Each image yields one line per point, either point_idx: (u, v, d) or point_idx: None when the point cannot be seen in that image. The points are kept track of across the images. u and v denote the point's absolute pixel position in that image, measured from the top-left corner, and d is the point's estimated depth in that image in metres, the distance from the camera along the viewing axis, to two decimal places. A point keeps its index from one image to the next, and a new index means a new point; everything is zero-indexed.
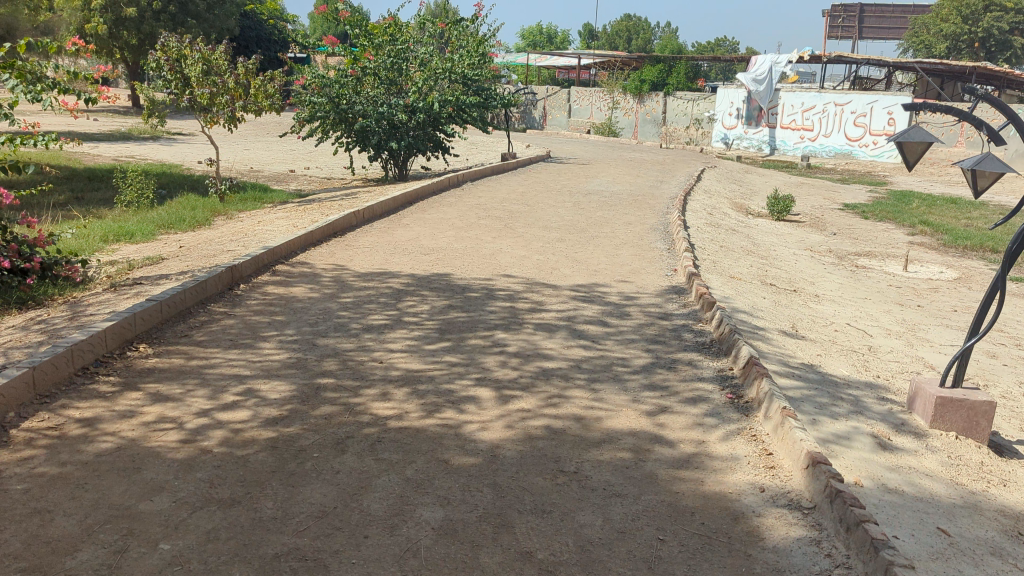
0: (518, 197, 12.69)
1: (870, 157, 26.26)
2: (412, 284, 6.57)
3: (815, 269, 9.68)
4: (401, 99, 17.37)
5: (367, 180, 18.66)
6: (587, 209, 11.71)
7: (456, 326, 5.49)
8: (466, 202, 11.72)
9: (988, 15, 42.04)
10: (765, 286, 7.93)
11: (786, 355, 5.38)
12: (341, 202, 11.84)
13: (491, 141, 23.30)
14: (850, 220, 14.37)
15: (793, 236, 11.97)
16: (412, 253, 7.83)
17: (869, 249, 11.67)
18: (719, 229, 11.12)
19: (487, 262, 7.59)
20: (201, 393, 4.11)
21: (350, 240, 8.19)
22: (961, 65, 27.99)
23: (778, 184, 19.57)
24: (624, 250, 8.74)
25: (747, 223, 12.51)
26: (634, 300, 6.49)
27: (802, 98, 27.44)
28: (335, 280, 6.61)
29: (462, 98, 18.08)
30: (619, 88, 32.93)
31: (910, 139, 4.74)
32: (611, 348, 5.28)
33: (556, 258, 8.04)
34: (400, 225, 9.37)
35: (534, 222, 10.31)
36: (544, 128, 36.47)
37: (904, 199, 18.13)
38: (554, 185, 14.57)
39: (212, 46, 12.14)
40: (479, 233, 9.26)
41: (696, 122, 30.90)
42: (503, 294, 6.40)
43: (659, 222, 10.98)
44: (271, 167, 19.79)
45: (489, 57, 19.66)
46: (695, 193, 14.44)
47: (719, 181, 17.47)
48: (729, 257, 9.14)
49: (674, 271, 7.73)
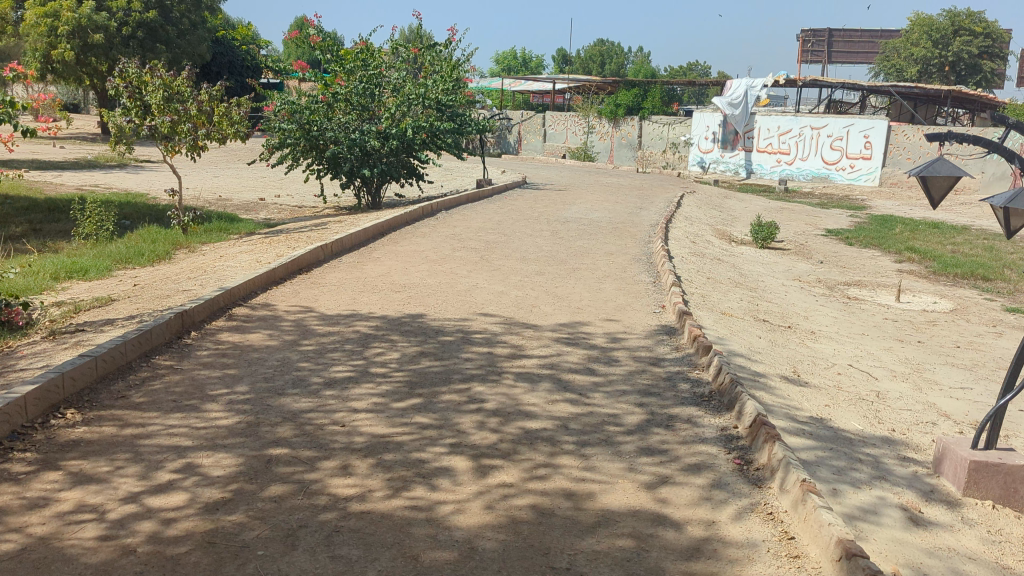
0: (495, 226, 12.19)
1: (848, 181, 26.10)
2: (381, 327, 6.03)
3: (808, 302, 9.25)
4: (373, 125, 16.88)
5: (339, 208, 18.12)
6: (567, 239, 11.24)
7: (429, 377, 4.95)
8: (440, 232, 11.20)
9: (958, 40, 42.42)
10: (758, 322, 7.47)
11: (793, 407, 4.90)
12: (309, 233, 11.27)
13: (466, 167, 22.87)
14: (836, 247, 14.01)
15: (779, 265, 11.57)
16: (382, 290, 7.30)
17: (858, 279, 11.29)
18: (704, 259, 10.69)
19: (463, 300, 7.06)
20: (132, 470, 3.54)
21: (316, 277, 7.64)
22: (936, 88, 27.99)
23: (758, 209, 19.24)
24: (608, 283, 8.26)
25: (732, 252, 12.09)
26: (623, 343, 5.99)
27: (778, 122, 27.31)
28: (297, 324, 6.05)
29: (436, 124, 17.62)
30: (595, 112, 32.65)
31: (935, 173, 4.44)
32: (601, 401, 4.77)
33: (536, 295, 7.54)
34: (370, 258, 8.83)
35: (512, 253, 9.82)
36: (519, 153, 36.10)
37: (886, 225, 17.85)
38: (531, 212, 14.11)
39: (175, 72, 11.51)
40: (454, 267, 8.74)
41: (672, 146, 30.62)
42: (481, 337, 5.88)
43: (643, 251, 10.52)
44: (240, 195, 19.18)
45: (463, 82, 19.22)
46: (677, 220, 14.03)
47: (700, 207, 17.10)
48: (719, 290, 8.68)
49: (662, 308, 7.25)
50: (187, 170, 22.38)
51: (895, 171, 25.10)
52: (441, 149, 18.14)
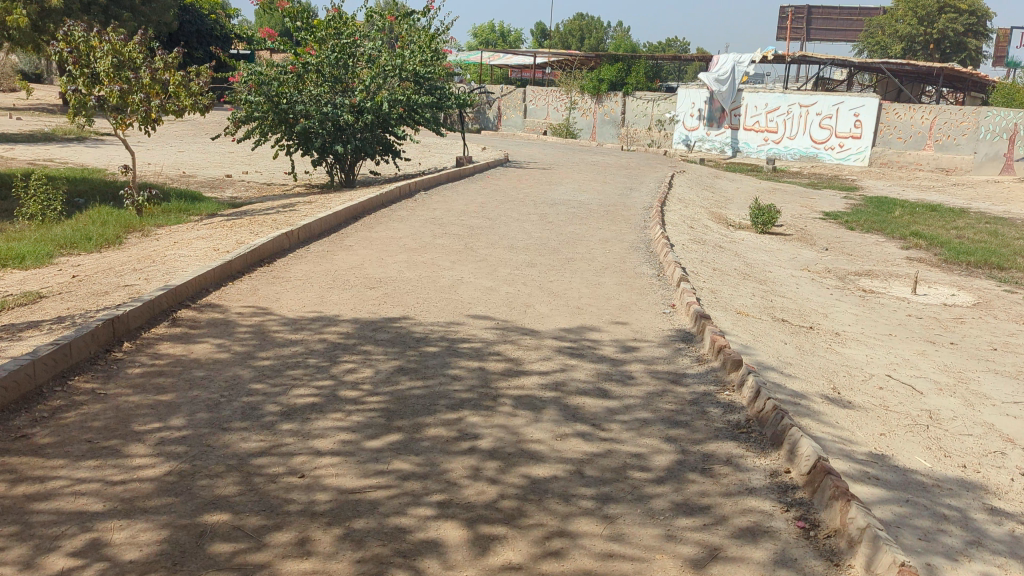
0: (478, 208, 11.30)
1: (836, 160, 25.39)
2: (352, 334, 5.15)
3: (822, 296, 8.48)
4: (346, 98, 15.88)
5: (311, 186, 17.14)
6: (557, 224, 10.38)
7: (411, 403, 4.09)
8: (419, 216, 10.30)
9: (943, 17, 41.68)
10: (777, 323, 6.68)
11: (846, 440, 4.10)
12: (276, 216, 10.32)
13: (445, 143, 21.91)
14: (837, 232, 13.25)
15: (783, 253, 10.78)
16: (355, 286, 6.42)
17: (867, 268, 10.52)
18: (704, 247, 9.89)
19: (447, 299, 6.20)
20: (14, 555, 2.66)
21: (279, 270, 6.73)
22: (928, 66, 27.26)
23: (749, 190, 18.45)
24: (607, 278, 7.43)
25: (732, 238, 11.30)
26: (636, 355, 5.16)
27: (766, 99, 26.52)
28: (254, 330, 5.14)
29: (414, 97, 16.64)
30: (577, 88, 31.69)
31: None
32: (619, 435, 3.93)
33: (529, 292, 6.68)
34: (341, 247, 7.93)
35: (499, 241, 8.95)
36: (498, 129, 35.09)
37: (884, 207, 17.14)
38: (515, 193, 13.24)
39: (126, 36, 10.45)
40: (435, 257, 7.87)
41: (657, 123, 29.73)
42: (471, 348, 5.01)
43: (639, 238, 9.70)
44: (205, 172, 18.13)
45: (442, 53, 18.16)
46: (670, 203, 13.22)
47: (692, 188, 16.27)
48: (728, 283, 7.88)
49: (672, 307, 6.43)
50: (151, 144, 21.21)
51: (884, 150, 24.43)
52: (419, 124, 17.17)
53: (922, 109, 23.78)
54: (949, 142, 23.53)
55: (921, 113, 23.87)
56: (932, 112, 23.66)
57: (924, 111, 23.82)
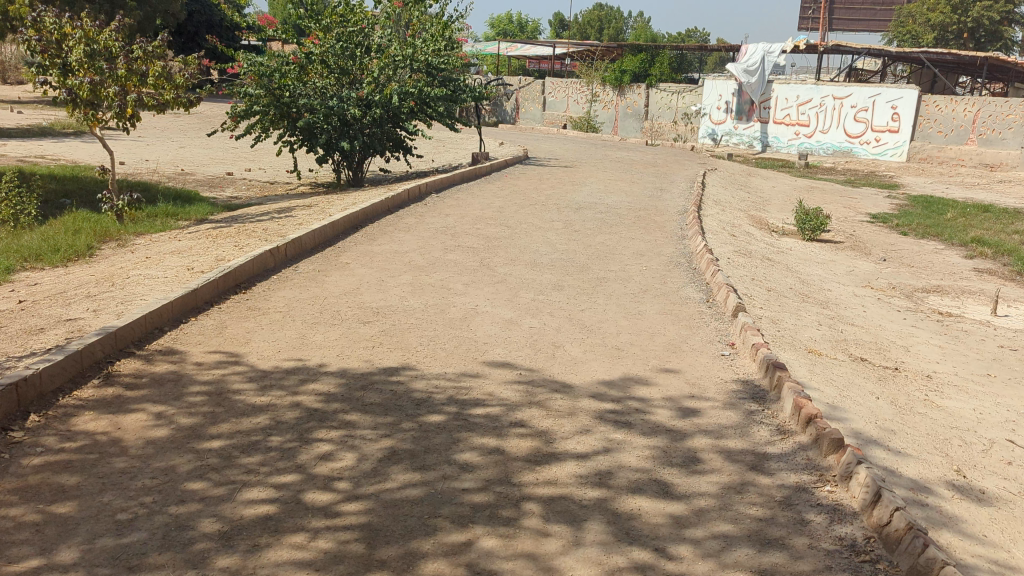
0: (495, 215, 10.18)
1: (872, 156, 24.04)
2: (335, 396, 4.03)
3: (894, 320, 7.30)
4: (353, 91, 14.79)
5: (316, 185, 16.10)
6: (583, 234, 9.24)
7: (404, 515, 2.97)
8: (429, 223, 9.20)
9: (978, 5, 39.94)
10: (856, 364, 5.52)
11: (1006, 570, 2.95)
12: (270, 223, 9.25)
13: (460, 139, 20.79)
14: (891, 240, 12.00)
15: (838, 266, 9.58)
16: (347, 321, 5.31)
17: (935, 282, 9.30)
18: (752, 260, 8.73)
19: (459, 341, 5.08)
20: None
21: (256, 298, 5.63)
22: (971, 56, 25.77)
23: (786, 189, 17.18)
24: (648, 305, 6.29)
25: (778, 247, 10.13)
26: (698, 424, 4.02)
27: (797, 91, 25.18)
28: (209, 388, 4.04)
29: (426, 89, 15.48)
30: (598, 79, 30.40)
31: None
32: (695, 568, 2.79)
33: (557, 326, 5.55)
34: (338, 266, 6.84)
35: (518, 256, 7.81)
36: (516, 122, 33.86)
37: (933, 208, 15.83)
38: (535, 196, 12.12)
39: (102, 23, 9.38)
40: (444, 278, 6.76)
41: (682, 116, 28.39)
42: (487, 417, 3.89)
43: (678, 250, 8.54)
44: (206, 170, 17.10)
45: (457, 43, 16.97)
46: (706, 206, 12.06)
47: (725, 187, 15.09)
48: (787, 310, 6.71)
49: (731, 347, 5.27)
50: (151, 141, 20.22)
51: (924, 145, 23.15)
52: (432, 118, 16.04)
53: (965, 101, 22.23)
54: (994, 137, 22.11)
55: (963, 105, 22.33)
56: (976, 104, 22.10)
57: (967, 103, 22.24)
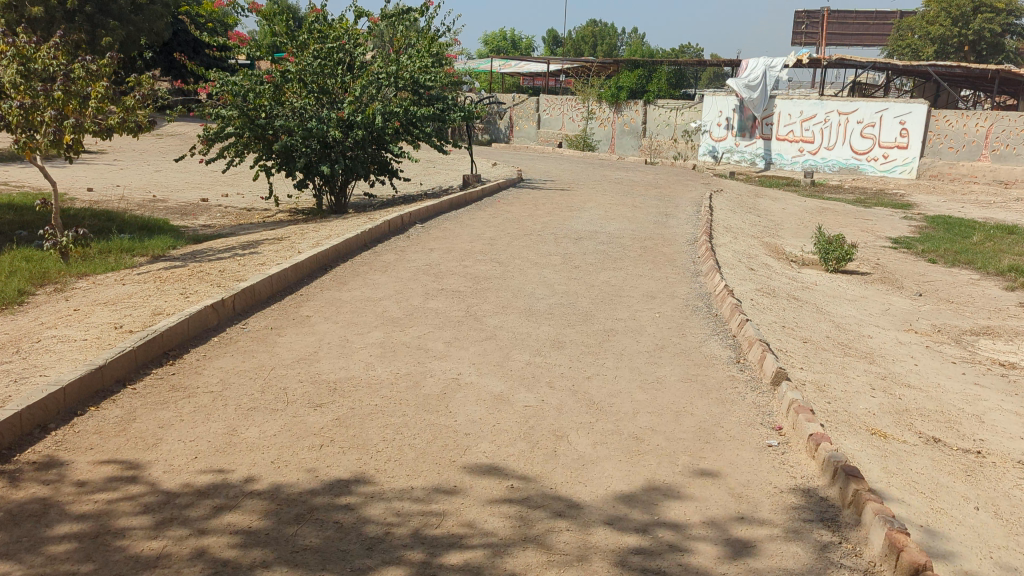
0: (486, 249, 9.10)
1: (880, 173, 23.04)
2: (256, 538, 2.93)
3: (952, 374, 6.23)
4: (333, 112, 13.78)
5: (295, 212, 15.05)
6: (584, 271, 8.17)
7: None
8: (410, 261, 8.12)
9: (979, 16, 38.92)
10: (930, 447, 4.44)
11: None
12: (229, 262, 8.16)
13: (450, 159, 19.73)
14: (921, 270, 10.94)
15: (871, 303, 8.52)
16: (294, 404, 4.21)
17: (983, 322, 8.23)
18: (777, 301, 7.66)
19: (435, 432, 3.98)
20: None
21: (186, 374, 4.53)
22: (981, 68, 24.77)
23: (796, 212, 16.14)
24: (666, 369, 5.21)
25: (802, 282, 9.07)
26: (756, 572, 2.91)
27: (801, 106, 24.22)
28: (83, 528, 2.93)
29: (412, 108, 14.49)
30: (594, 96, 29.41)
31: None
32: None
33: (559, 404, 4.45)
34: (296, 322, 5.75)
35: (511, 303, 6.72)
36: (510, 140, 32.82)
37: (956, 231, 14.79)
38: (530, 225, 11.04)
39: (38, 42, 8.30)
40: (423, 334, 5.67)
41: (682, 133, 27.36)
42: (465, 572, 2.79)
43: (693, 290, 7.47)
44: (179, 197, 16.02)
45: (445, 58, 15.95)
46: (719, 234, 10.99)
47: (734, 211, 14.05)
48: (831, 369, 5.63)
49: (778, 433, 4.20)
50: (125, 165, 19.14)
51: (935, 161, 22.14)
52: (420, 139, 15.04)
53: (977, 116, 21.40)
54: (1008, 152, 21.35)
55: (975, 120, 21.50)
56: (987, 119, 21.29)
57: (979, 118, 21.42)
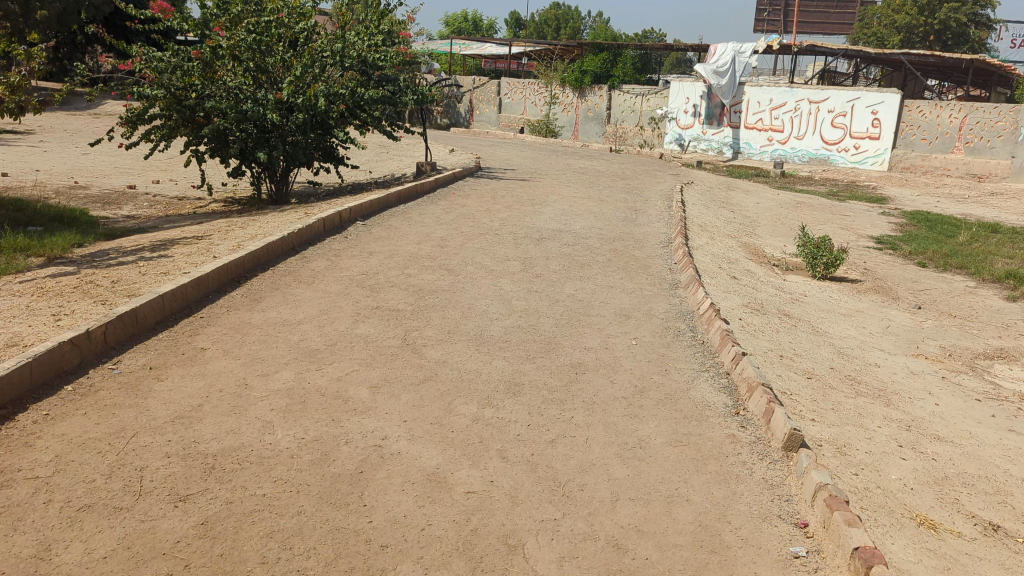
0: (434, 253, 7.96)
1: (851, 164, 22.27)
2: None
3: (980, 417, 5.26)
4: (271, 93, 12.51)
5: (231, 201, 13.75)
6: (547, 282, 7.09)
7: None
8: (345, 270, 6.96)
9: (945, 6, 38.44)
10: (993, 544, 3.43)
11: None
12: (129, 269, 6.92)
13: (406, 145, 18.50)
14: (912, 276, 10.03)
15: (869, 320, 7.56)
16: (150, 497, 3.06)
17: (995, 343, 7.29)
18: (769, 320, 6.64)
19: (340, 544, 2.86)
20: None
21: (9, 449, 3.35)
22: (956, 58, 24.00)
23: (771, 207, 15.21)
24: (649, 425, 4.14)
25: (791, 294, 8.08)
26: None
27: (770, 94, 23.28)
28: None
29: (359, 90, 13.27)
30: (557, 80, 28.20)
31: None
32: None
33: (513, 489, 3.36)
34: (186, 359, 4.57)
35: (459, 326, 5.60)
36: (470, 124, 31.53)
37: (940, 230, 13.97)
38: (487, 223, 9.92)
39: None
40: (347, 374, 4.54)
41: (649, 120, 26.30)
42: None
43: (673, 309, 6.42)
44: (104, 183, 14.62)
45: (397, 35, 14.69)
46: (694, 235, 9.96)
47: (708, 207, 13.04)
48: (848, 419, 4.60)
49: (806, 535, 3.16)
50: (50, 146, 17.61)
51: (906, 153, 21.44)
52: (368, 124, 13.83)
53: (951, 107, 20.67)
54: (982, 145, 20.54)
55: (949, 111, 20.78)
56: (962, 110, 20.55)
57: (952, 109, 20.71)
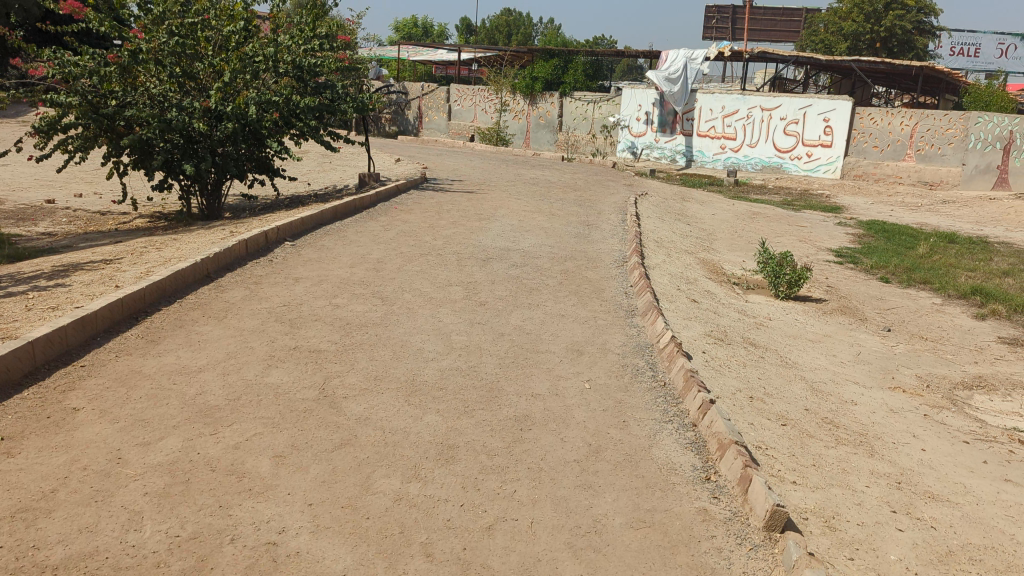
0: (368, 278, 7.23)
1: (803, 172, 21.99)
2: None
3: (973, 465, 4.71)
4: (197, 101, 11.64)
5: (158, 217, 12.85)
6: (491, 311, 6.41)
7: None
8: (264, 301, 6.21)
9: (890, 13, 38.71)
10: None
11: None
12: (17, 302, 6.09)
13: (348, 155, 17.67)
14: (876, 293, 9.57)
15: (839, 347, 7.02)
16: None
17: (972, 370, 6.79)
18: (735, 352, 6.05)
19: None
20: None
21: None
22: (906, 65, 23.91)
23: (727, 218, 14.75)
24: (606, 499, 3.48)
25: (756, 318, 7.51)
26: None
27: (722, 101, 22.92)
28: None
29: (293, 98, 12.46)
30: (507, 87, 27.64)
31: None
32: None
33: None
34: (52, 425, 3.81)
35: (388, 369, 4.90)
36: (418, 132, 30.72)
37: (897, 241, 13.63)
38: (428, 241, 9.21)
39: None
40: (248, 440, 3.81)
41: (600, 128, 25.74)
42: None
43: (630, 343, 5.79)
44: (21, 197, 13.58)
45: (335, 40, 13.89)
46: (650, 253, 9.37)
47: (664, 220, 12.49)
48: (833, 479, 4.00)
49: None
50: None
51: (859, 160, 21.21)
52: (305, 133, 13.01)
53: (902, 114, 20.36)
54: (933, 153, 20.37)
55: (900, 118, 20.44)
56: (913, 117, 20.26)
57: (904, 116, 20.38)
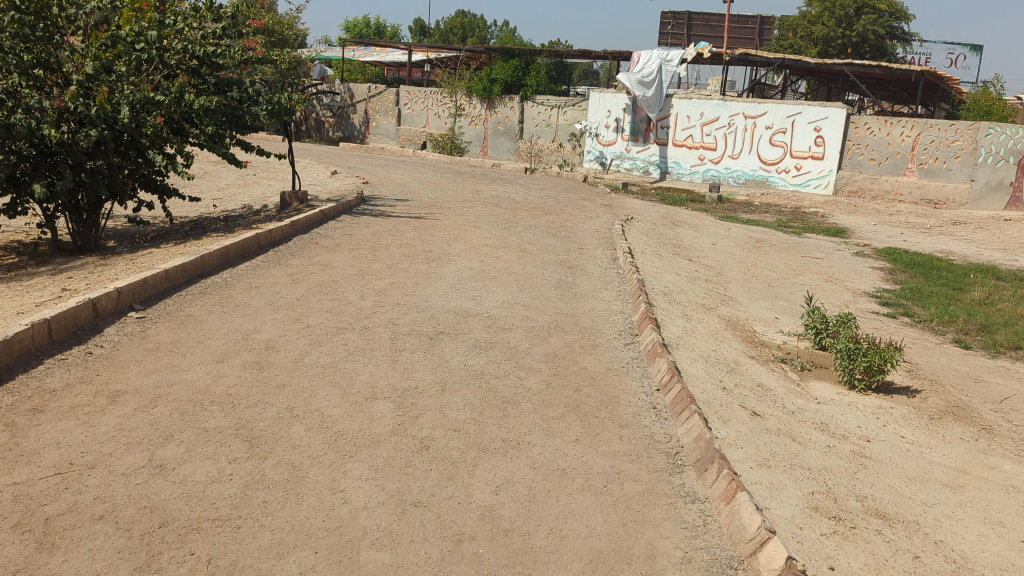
0: (239, 390, 4.45)
1: (791, 187, 19.45)
2: None
3: None
4: (52, 99, 8.70)
5: (10, 248, 9.87)
6: (440, 469, 3.67)
7: None
8: (26, 466, 3.42)
9: (862, 17, 36.57)
10: None
11: None
12: None
13: (273, 168, 14.76)
14: (968, 370, 6.98)
15: (1000, 497, 4.38)
16: None
17: None
18: (877, 555, 3.36)
19: None
20: None
21: None
22: (906, 70, 21.60)
23: (729, 248, 12.17)
24: None
25: (850, 441, 4.87)
26: None
27: (701, 107, 20.33)
28: None
29: (185, 96, 9.58)
30: (463, 89, 24.87)
31: None
32: None
33: None
34: None
35: None
36: (365, 139, 27.84)
37: (940, 280, 11.12)
38: (348, 302, 6.41)
39: None
40: None
41: (567, 136, 23.08)
42: None
43: (700, 558, 3.10)
44: None
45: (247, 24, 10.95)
46: (665, 317, 6.72)
47: (660, 256, 9.87)
48: None
49: None
50: None
51: (854, 174, 18.69)
52: (205, 143, 10.11)
53: (902, 124, 17.98)
54: (938, 167, 17.86)
55: (900, 128, 18.05)
56: (915, 127, 17.86)
57: (905, 126, 17.99)
